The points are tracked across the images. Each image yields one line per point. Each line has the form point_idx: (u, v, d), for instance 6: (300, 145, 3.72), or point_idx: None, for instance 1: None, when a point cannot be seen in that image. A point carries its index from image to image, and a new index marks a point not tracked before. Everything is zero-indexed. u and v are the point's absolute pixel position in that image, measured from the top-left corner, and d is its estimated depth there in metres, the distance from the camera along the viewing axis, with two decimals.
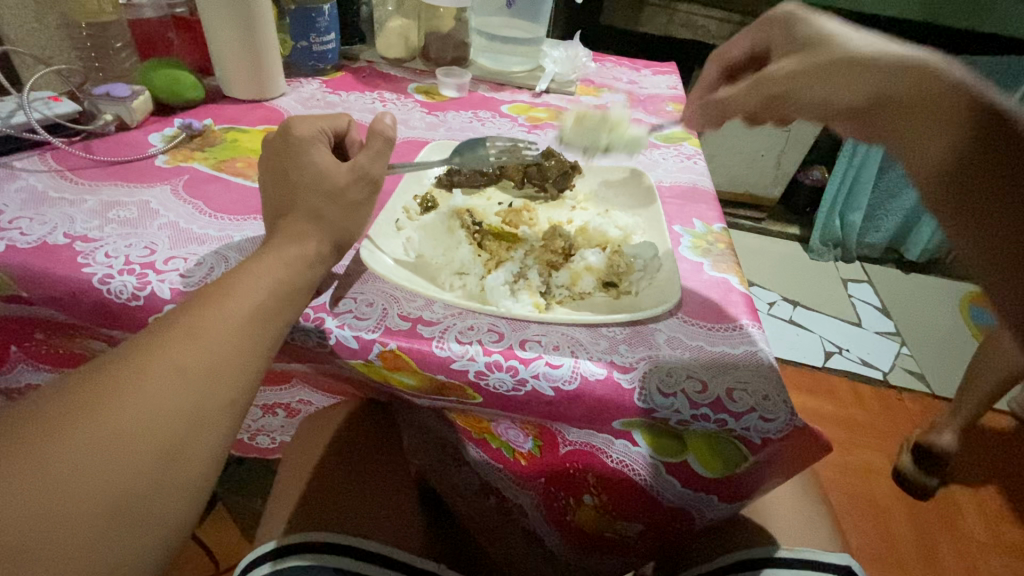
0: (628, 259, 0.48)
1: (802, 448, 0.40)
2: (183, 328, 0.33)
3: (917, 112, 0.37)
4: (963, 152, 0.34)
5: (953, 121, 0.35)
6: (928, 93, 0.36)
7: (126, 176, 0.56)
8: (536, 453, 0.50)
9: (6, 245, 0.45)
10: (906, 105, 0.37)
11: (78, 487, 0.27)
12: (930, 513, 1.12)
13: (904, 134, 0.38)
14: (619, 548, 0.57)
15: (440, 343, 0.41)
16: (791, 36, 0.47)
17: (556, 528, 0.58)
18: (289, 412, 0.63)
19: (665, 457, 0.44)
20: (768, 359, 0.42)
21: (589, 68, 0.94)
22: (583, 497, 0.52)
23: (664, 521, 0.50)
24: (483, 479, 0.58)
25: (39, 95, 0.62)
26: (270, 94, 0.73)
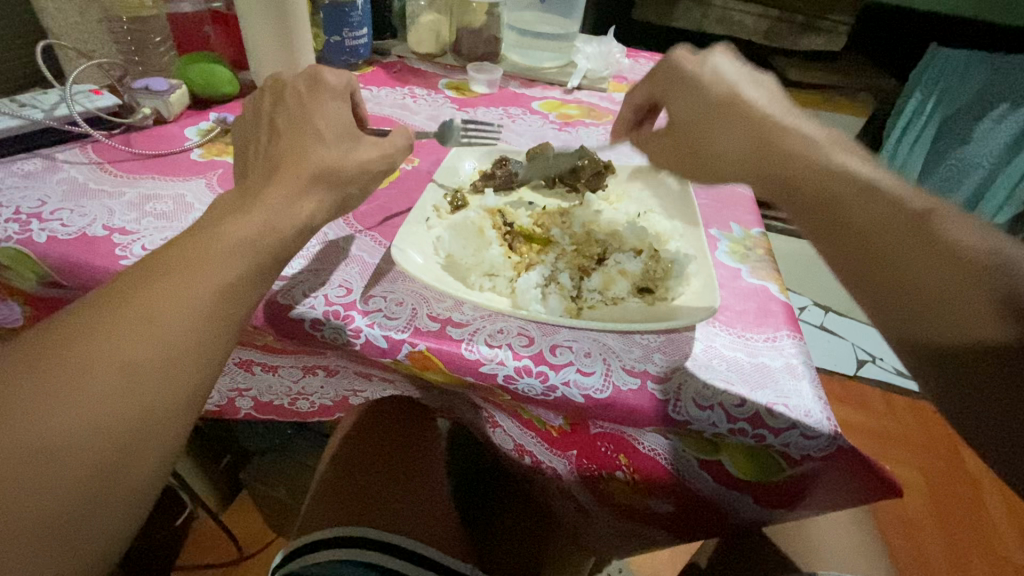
0: (665, 264, 0.46)
1: (848, 464, 0.38)
2: (155, 298, 0.33)
3: (831, 182, 0.40)
4: (903, 258, 0.36)
5: (862, 194, 0.38)
6: (862, 203, 0.38)
7: (162, 169, 0.57)
8: (567, 428, 0.46)
9: (47, 236, 0.46)
10: (808, 170, 0.41)
11: (54, 458, 0.28)
12: (965, 532, 1.07)
13: (860, 239, 0.37)
14: (655, 522, 0.53)
15: (469, 346, 0.40)
16: (699, 94, 0.48)
17: (589, 496, 0.54)
18: (328, 374, 0.52)
19: (699, 453, 0.42)
20: (809, 373, 0.40)
21: (622, 65, 0.92)
22: (615, 471, 0.49)
23: (696, 505, 0.48)
24: (513, 440, 0.54)
25: (81, 87, 0.64)
26: (300, 64, 0.71)
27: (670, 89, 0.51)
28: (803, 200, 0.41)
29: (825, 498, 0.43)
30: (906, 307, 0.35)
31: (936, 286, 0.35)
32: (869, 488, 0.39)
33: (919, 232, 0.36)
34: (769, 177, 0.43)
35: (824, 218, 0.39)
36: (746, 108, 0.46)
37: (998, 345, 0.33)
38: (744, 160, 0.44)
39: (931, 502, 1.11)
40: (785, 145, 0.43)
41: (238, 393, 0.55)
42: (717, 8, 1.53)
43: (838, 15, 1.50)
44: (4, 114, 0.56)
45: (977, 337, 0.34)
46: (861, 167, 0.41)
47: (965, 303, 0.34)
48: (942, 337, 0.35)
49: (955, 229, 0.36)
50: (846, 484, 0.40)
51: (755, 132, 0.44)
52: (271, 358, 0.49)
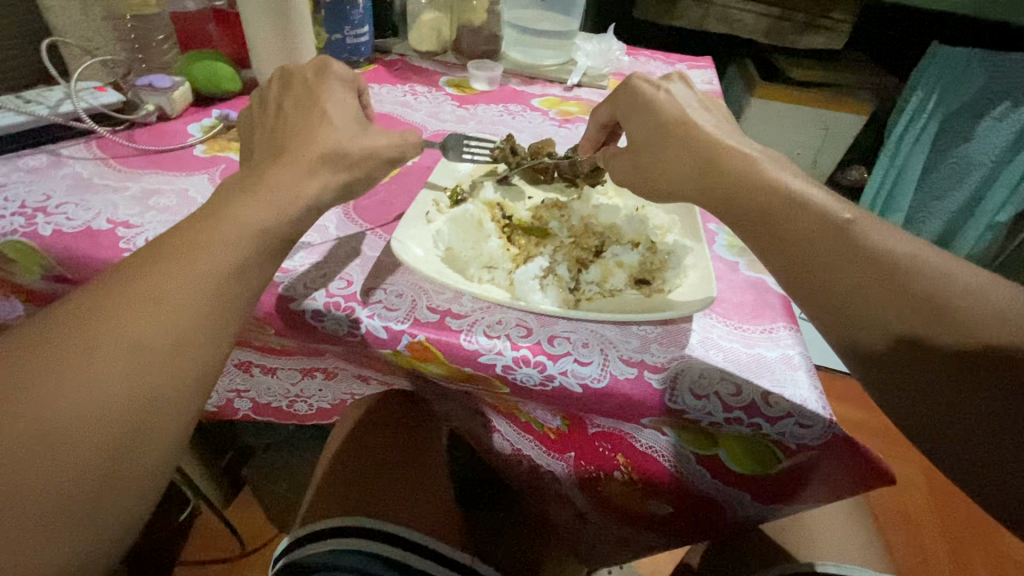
0: (662, 256, 0.47)
1: (846, 454, 0.38)
2: (164, 280, 0.33)
3: (774, 207, 0.40)
4: (848, 289, 0.36)
5: (806, 224, 0.39)
6: (803, 232, 0.38)
7: (166, 164, 0.57)
8: (565, 429, 0.47)
9: (52, 229, 0.46)
10: (757, 198, 0.41)
11: (63, 433, 0.28)
12: (966, 528, 1.08)
13: (801, 272, 0.38)
14: (651, 524, 0.55)
15: (468, 336, 0.41)
16: (649, 122, 0.48)
17: (586, 497, 0.55)
18: (327, 377, 0.53)
19: (696, 448, 0.43)
20: (805, 364, 0.41)
21: (622, 62, 0.92)
22: (613, 472, 0.49)
23: (693, 504, 0.49)
24: (512, 445, 0.55)
25: (86, 85, 0.64)
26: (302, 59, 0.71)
27: (629, 111, 0.50)
28: (755, 228, 0.41)
29: (820, 492, 0.43)
30: (856, 333, 0.35)
31: (884, 311, 0.35)
32: (864, 479, 0.40)
33: (860, 264, 0.36)
34: (720, 204, 0.43)
35: (770, 246, 0.40)
36: (695, 133, 0.45)
37: (942, 362, 0.33)
38: (695, 186, 0.44)
39: (932, 499, 1.11)
40: (733, 171, 0.42)
41: (237, 394, 0.56)
42: (718, 7, 1.52)
43: (838, 15, 1.50)
44: (10, 110, 0.57)
45: (925, 356, 0.34)
46: (808, 191, 0.41)
47: (908, 324, 0.34)
48: (895, 360, 0.34)
49: (890, 244, 0.37)
50: (841, 475, 0.40)
51: (698, 157, 0.44)
52: (270, 360, 0.50)
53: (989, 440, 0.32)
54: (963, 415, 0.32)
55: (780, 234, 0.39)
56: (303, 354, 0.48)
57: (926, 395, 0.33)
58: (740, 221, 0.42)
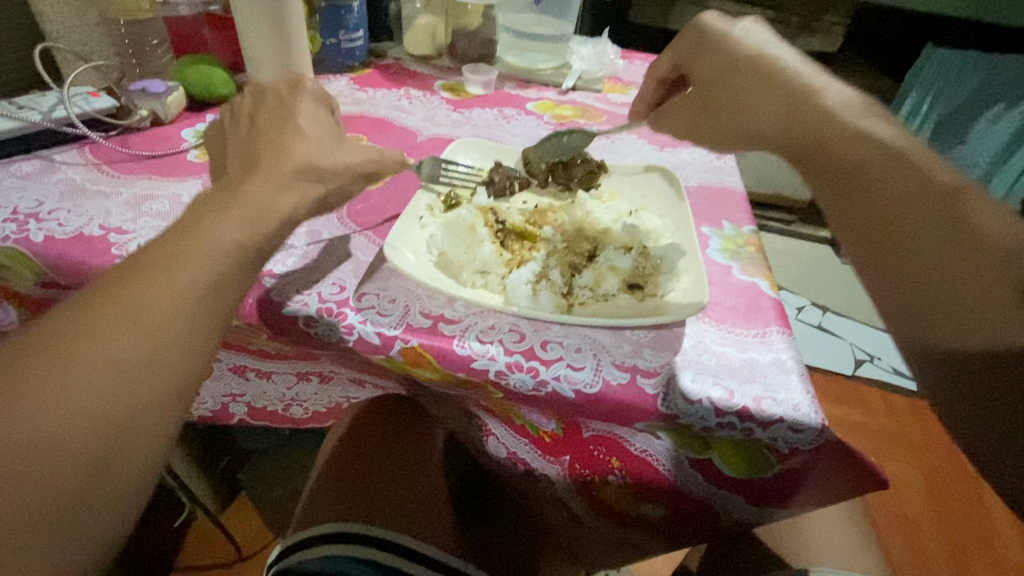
0: (655, 260, 0.47)
1: (837, 456, 0.38)
2: (149, 283, 0.32)
3: (854, 137, 0.41)
4: (923, 213, 0.37)
5: (886, 157, 0.39)
6: (880, 158, 0.39)
7: (159, 170, 0.57)
8: (560, 432, 0.47)
9: (44, 235, 0.46)
10: (829, 129, 0.42)
11: (50, 445, 0.28)
12: (963, 530, 1.08)
13: (869, 195, 0.39)
14: (648, 527, 0.54)
15: (461, 342, 0.41)
16: (731, 65, 0.49)
17: (583, 501, 0.55)
18: (322, 381, 0.52)
19: (689, 452, 0.43)
20: (797, 368, 0.41)
21: (617, 66, 0.92)
22: (609, 476, 0.49)
23: (688, 509, 0.49)
24: (507, 450, 0.55)
25: (79, 90, 0.64)
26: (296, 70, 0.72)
27: (711, 56, 0.52)
28: (823, 159, 0.42)
29: (815, 496, 0.43)
30: (904, 261, 0.36)
31: (932, 241, 0.36)
32: (856, 483, 0.40)
33: (936, 196, 0.37)
34: (784, 135, 0.44)
35: (843, 169, 0.40)
36: (775, 73, 0.47)
37: (990, 308, 0.34)
38: (769, 121, 0.45)
39: (928, 501, 1.12)
40: (820, 104, 0.43)
41: (232, 398, 0.56)
42: (715, 11, 1.52)
43: (833, 16, 1.51)
44: (2, 115, 0.57)
45: (971, 293, 0.34)
46: (892, 130, 0.42)
47: (960, 259, 0.35)
48: (940, 288, 0.35)
49: (974, 198, 0.37)
50: (833, 480, 0.41)
51: (783, 92, 0.45)
52: (265, 364, 0.50)
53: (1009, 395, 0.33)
54: (990, 361, 0.33)
55: (859, 159, 0.40)
56: (297, 358, 0.48)
57: (967, 330, 0.34)
58: (813, 148, 0.42)
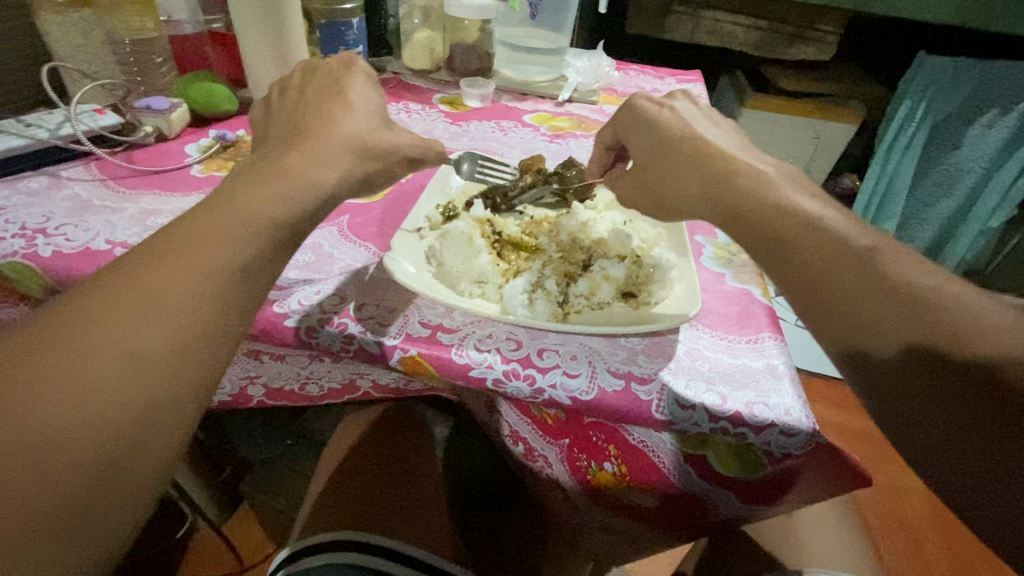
0: (648, 269, 0.48)
1: (829, 459, 0.39)
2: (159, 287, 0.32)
3: (774, 217, 0.41)
4: (855, 292, 0.36)
5: (810, 235, 0.39)
6: (805, 236, 0.39)
7: (163, 185, 0.58)
8: (561, 416, 0.47)
9: (52, 250, 0.47)
10: (759, 203, 0.42)
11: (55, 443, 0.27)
12: (966, 536, 1.07)
13: (800, 275, 0.38)
14: (642, 517, 0.55)
15: (459, 350, 0.42)
16: (656, 138, 0.49)
17: (582, 494, 0.55)
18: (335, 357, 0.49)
19: (686, 450, 0.43)
20: (790, 373, 0.42)
21: (612, 77, 0.94)
22: (603, 464, 0.50)
23: (681, 503, 0.50)
24: (509, 428, 0.55)
25: (84, 108, 0.66)
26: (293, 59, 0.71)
27: (632, 124, 0.52)
28: (754, 236, 0.41)
29: (806, 492, 0.44)
30: (848, 340, 0.35)
31: (872, 318, 0.35)
32: (847, 483, 0.40)
33: (861, 275, 0.36)
34: (716, 207, 0.44)
35: (768, 251, 0.40)
36: (703, 146, 0.46)
37: (930, 384, 0.32)
38: (696, 197, 0.45)
39: (931, 506, 1.11)
40: (741, 182, 0.43)
41: (251, 379, 0.53)
42: (708, 20, 1.54)
43: (826, 25, 1.53)
44: (12, 134, 0.59)
45: (910, 368, 0.33)
46: (815, 203, 0.41)
47: (895, 334, 0.34)
48: (882, 366, 0.34)
49: (906, 273, 0.36)
50: (825, 482, 0.41)
51: (703, 168, 0.45)
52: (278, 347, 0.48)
53: (980, 457, 0.30)
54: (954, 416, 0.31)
55: (780, 243, 0.40)
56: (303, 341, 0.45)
57: (903, 410, 0.33)
58: (744, 225, 0.42)
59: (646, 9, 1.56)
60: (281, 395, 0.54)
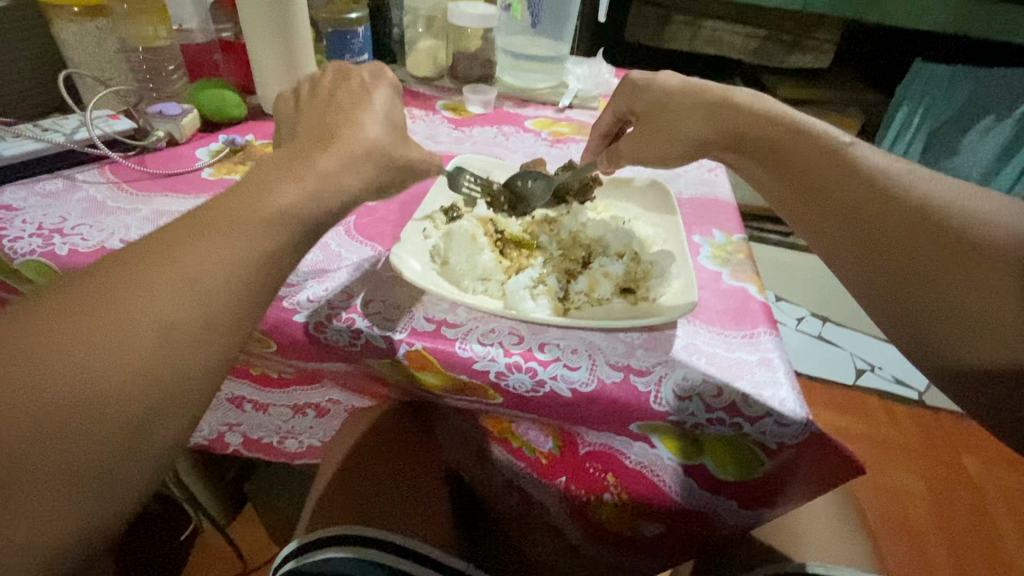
0: (645, 266, 0.49)
1: (822, 451, 0.40)
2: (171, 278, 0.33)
3: (782, 142, 0.51)
4: (861, 194, 0.46)
5: (810, 154, 0.49)
6: (813, 154, 0.49)
7: (175, 188, 0.60)
8: (556, 452, 0.53)
9: (69, 250, 0.49)
10: (833, 169, 0.48)
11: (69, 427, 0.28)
12: (967, 538, 1.08)
13: (814, 189, 0.48)
14: (642, 546, 0.60)
15: (463, 344, 0.43)
16: (663, 98, 0.57)
17: (578, 522, 0.61)
18: (318, 413, 0.61)
19: (681, 458, 0.45)
20: (784, 366, 0.43)
21: (611, 84, 0.96)
22: (603, 495, 0.54)
23: (683, 524, 0.52)
24: (505, 477, 0.62)
25: (99, 114, 0.67)
26: (301, 71, 0.73)
27: (635, 93, 0.59)
28: (769, 160, 0.52)
29: (801, 493, 0.45)
30: (863, 238, 0.46)
31: (947, 270, 0.42)
32: (842, 475, 0.41)
33: (859, 180, 0.46)
34: (791, 178, 0.50)
35: (784, 170, 0.51)
36: (776, 121, 0.52)
37: (938, 255, 0.43)
38: (706, 131, 0.55)
39: (933, 509, 1.12)
40: (741, 119, 0.53)
41: (229, 427, 0.63)
42: (707, 29, 1.57)
43: (823, 34, 1.54)
44: (29, 138, 0.60)
45: (919, 250, 0.43)
46: (811, 124, 0.52)
47: (894, 225, 0.44)
48: (896, 251, 0.44)
49: (894, 171, 0.46)
50: (817, 480, 0.43)
51: (706, 109, 0.55)
52: (264, 396, 0.57)
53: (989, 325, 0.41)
54: (976, 328, 0.40)
55: (793, 164, 0.50)
56: (299, 376, 0.53)
57: (983, 348, 0.41)
58: (762, 153, 0.52)
59: (647, 17, 1.59)
60: (260, 443, 0.64)
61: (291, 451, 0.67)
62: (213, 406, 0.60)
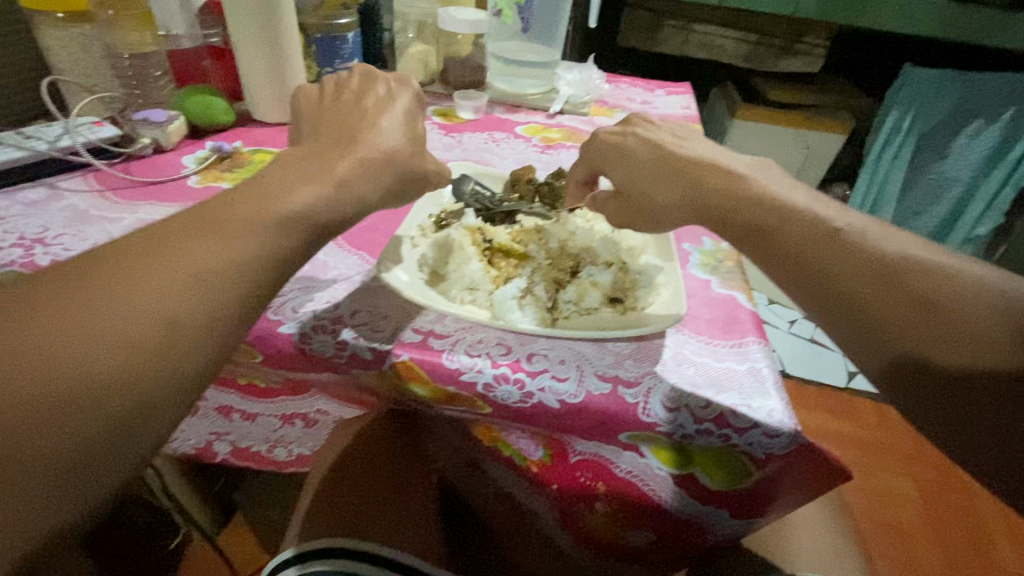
0: (633, 275, 0.49)
1: (810, 462, 0.40)
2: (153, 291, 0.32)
3: (767, 216, 0.43)
4: (862, 277, 0.39)
5: (804, 233, 0.41)
6: (806, 230, 0.41)
7: (161, 195, 0.60)
8: (547, 461, 0.52)
9: (50, 260, 0.48)
10: (764, 217, 0.43)
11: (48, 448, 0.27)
12: (959, 541, 1.08)
13: (808, 270, 0.41)
14: (631, 556, 0.60)
15: (450, 355, 0.42)
16: (634, 158, 0.50)
17: (570, 531, 0.61)
18: (306, 424, 0.61)
19: (671, 469, 0.44)
20: (773, 377, 0.43)
21: (602, 89, 0.96)
22: (595, 504, 0.54)
23: (674, 533, 0.52)
24: (500, 486, 0.62)
25: (84, 120, 0.67)
26: (288, 59, 0.71)
27: (603, 158, 0.52)
28: (754, 236, 0.44)
29: (788, 501, 0.45)
30: (867, 331, 0.38)
31: (898, 308, 0.37)
32: (829, 482, 0.41)
33: (855, 259, 0.39)
34: (721, 223, 0.46)
35: (771, 249, 0.43)
36: (681, 168, 0.48)
37: (951, 350, 0.35)
38: (677, 206, 0.47)
39: (925, 512, 1.12)
40: (712, 182, 0.46)
41: (217, 436, 0.62)
42: (699, 34, 1.57)
43: (813, 38, 1.55)
44: (11, 146, 0.60)
45: (930, 342, 0.36)
46: (799, 198, 0.45)
47: (898, 311, 0.37)
48: (903, 344, 0.37)
49: (887, 244, 0.40)
50: (804, 489, 0.43)
51: (680, 178, 0.47)
52: (251, 406, 0.57)
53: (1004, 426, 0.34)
54: (972, 386, 0.35)
55: (785, 240, 0.42)
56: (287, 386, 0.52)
57: (985, 440, 0.34)
58: (753, 225, 0.44)
59: (638, 22, 1.58)
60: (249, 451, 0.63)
61: (280, 459, 0.67)
62: (201, 415, 0.59)
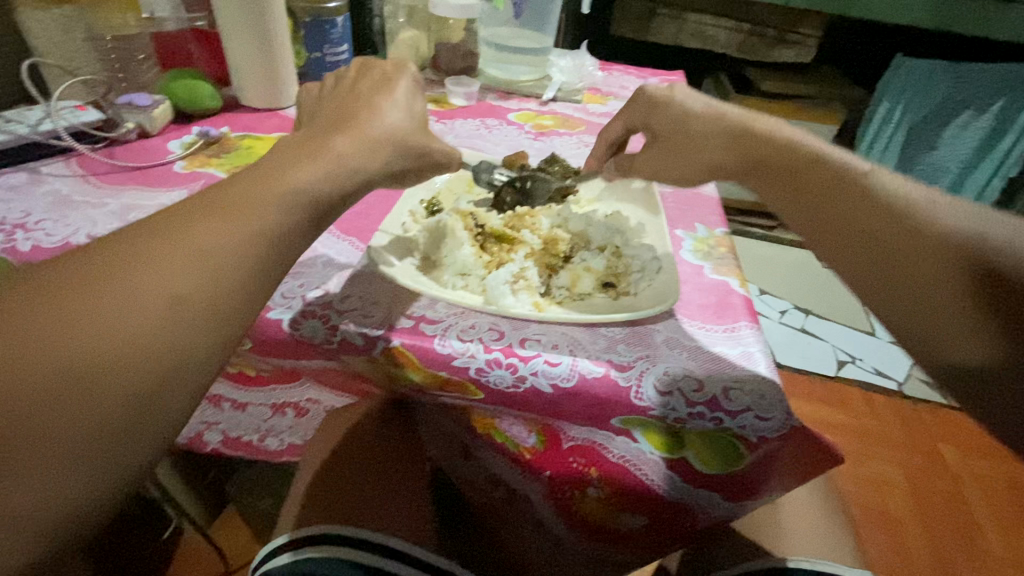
0: (626, 260, 0.49)
1: (801, 445, 0.41)
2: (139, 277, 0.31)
3: (831, 186, 0.43)
4: (915, 253, 0.39)
5: (864, 205, 0.42)
6: (867, 202, 0.42)
7: (146, 180, 0.58)
8: (539, 448, 0.52)
9: (32, 245, 0.47)
10: (822, 183, 0.44)
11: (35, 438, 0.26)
12: (944, 526, 1.10)
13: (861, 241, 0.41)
14: (624, 541, 0.60)
15: (442, 340, 0.42)
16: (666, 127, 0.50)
17: (563, 518, 0.61)
18: (297, 414, 0.60)
19: (664, 453, 0.45)
20: (765, 360, 0.43)
21: (595, 77, 0.95)
22: (588, 490, 0.54)
23: (665, 518, 0.53)
24: (492, 473, 0.62)
25: (66, 104, 0.65)
26: (275, 43, 0.70)
27: (653, 114, 0.52)
28: (811, 205, 0.44)
29: (780, 484, 0.46)
30: (907, 308, 0.39)
31: (931, 285, 0.38)
32: (821, 464, 0.42)
33: (911, 237, 0.40)
34: (774, 187, 0.46)
35: (826, 220, 0.43)
36: (724, 147, 0.48)
37: (980, 341, 0.36)
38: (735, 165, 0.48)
39: (912, 499, 1.14)
40: (776, 153, 0.46)
41: (206, 426, 0.61)
42: (692, 23, 1.57)
43: (806, 28, 1.54)
44: None
45: (963, 329, 0.37)
46: (869, 167, 0.44)
47: (943, 293, 0.38)
48: (937, 325, 0.38)
49: (949, 222, 0.40)
50: (797, 471, 0.43)
51: (743, 145, 0.47)
52: (241, 394, 0.56)
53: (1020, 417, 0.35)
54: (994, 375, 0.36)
55: (841, 210, 0.42)
56: (278, 373, 0.52)
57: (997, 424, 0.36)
58: (808, 194, 0.44)
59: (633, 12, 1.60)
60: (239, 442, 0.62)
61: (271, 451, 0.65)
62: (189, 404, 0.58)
